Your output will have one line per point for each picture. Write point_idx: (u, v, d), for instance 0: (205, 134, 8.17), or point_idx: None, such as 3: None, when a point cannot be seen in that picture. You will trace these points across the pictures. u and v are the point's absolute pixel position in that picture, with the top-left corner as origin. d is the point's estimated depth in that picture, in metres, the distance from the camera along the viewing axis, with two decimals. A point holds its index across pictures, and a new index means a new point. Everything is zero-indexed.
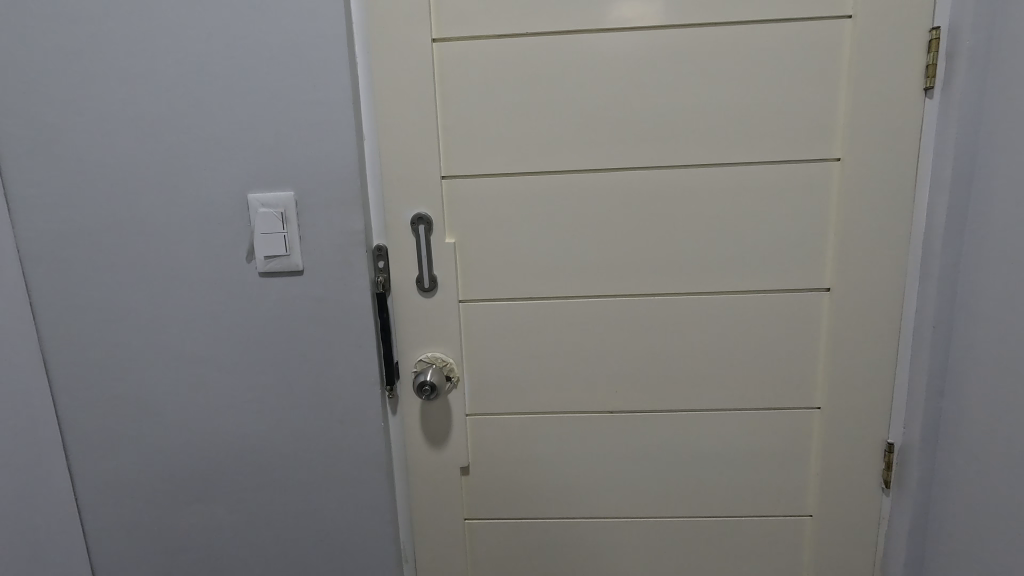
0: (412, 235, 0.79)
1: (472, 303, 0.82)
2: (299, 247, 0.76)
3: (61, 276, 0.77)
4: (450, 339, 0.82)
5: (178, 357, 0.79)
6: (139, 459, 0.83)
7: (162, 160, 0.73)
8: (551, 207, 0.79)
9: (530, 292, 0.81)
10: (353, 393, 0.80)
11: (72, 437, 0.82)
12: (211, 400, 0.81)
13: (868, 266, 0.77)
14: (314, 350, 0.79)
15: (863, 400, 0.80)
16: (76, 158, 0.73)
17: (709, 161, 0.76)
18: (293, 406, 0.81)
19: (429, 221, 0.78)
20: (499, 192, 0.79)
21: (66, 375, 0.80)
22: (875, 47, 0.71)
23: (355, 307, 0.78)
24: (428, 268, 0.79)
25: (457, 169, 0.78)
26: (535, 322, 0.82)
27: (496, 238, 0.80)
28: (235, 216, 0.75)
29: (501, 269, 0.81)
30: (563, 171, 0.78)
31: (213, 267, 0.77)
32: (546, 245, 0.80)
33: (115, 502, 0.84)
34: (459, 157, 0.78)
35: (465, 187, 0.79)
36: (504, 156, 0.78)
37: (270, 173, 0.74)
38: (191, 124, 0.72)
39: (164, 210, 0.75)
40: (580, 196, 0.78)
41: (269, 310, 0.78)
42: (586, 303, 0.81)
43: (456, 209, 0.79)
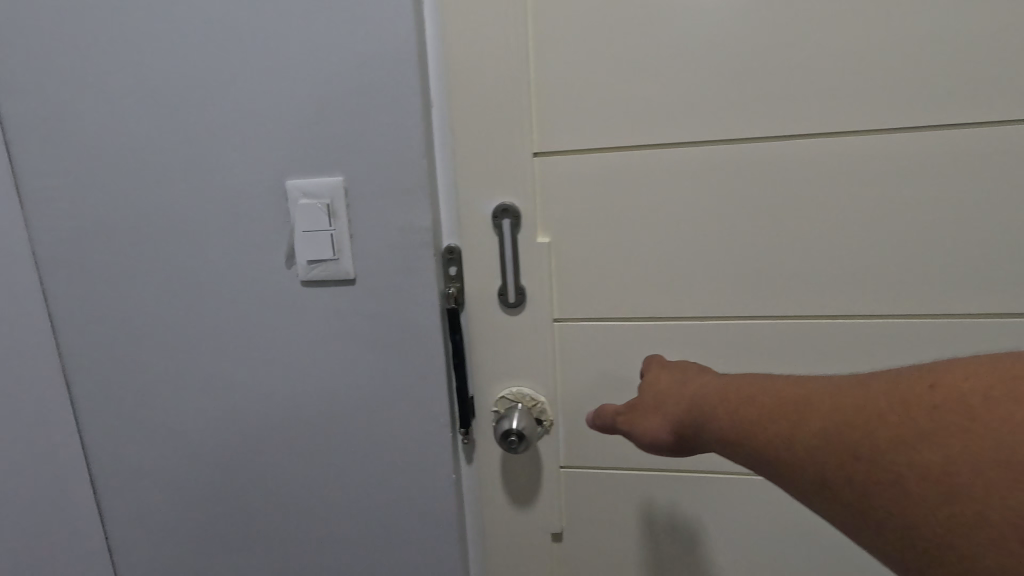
0: (494, 233, 0.59)
1: (571, 323, 0.62)
2: (350, 249, 0.59)
3: (78, 287, 0.65)
4: (541, 370, 0.62)
5: (210, 384, 0.65)
6: (172, 500, 0.70)
7: (186, 143, 0.59)
8: (685, 193, 0.57)
9: (651, 309, 0.60)
10: (417, 434, 0.63)
11: (98, 468, 0.71)
12: (248, 435, 0.67)
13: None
14: (368, 379, 0.62)
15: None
16: (88, 141, 0.60)
17: (925, 123, 0.52)
18: (344, 447, 0.65)
19: (517, 214, 0.59)
20: (613, 174, 0.58)
21: (89, 401, 0.69)
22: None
23: (420, 327, 0.60)
24: (514, 277, 0.60)
25: (553, 145, 0.58)
26: (656, 350, 0.61)
27: (606, 236, 0.59)
28: (273, 210, 0.59)
29: (612, 278, 0.60)
30: (703, 143, 0.55)
31: (249, 276, 0.61)
32: (677, 246, 0.58)
33: (149, 548, 0.73)
34: (557, 128, 0.57)
35: (566, 167, 0.58)
36: (620, 125, 0.56)
37: (314, 153, 0.57)
38: (218, 94, 0.57)
39: (190, 205, 0.60)
40: (728, 177, 0.56)
41: (314, 328, 0.62)
42: (729, 327, 0.59)
43: (552, 198, 0.59)
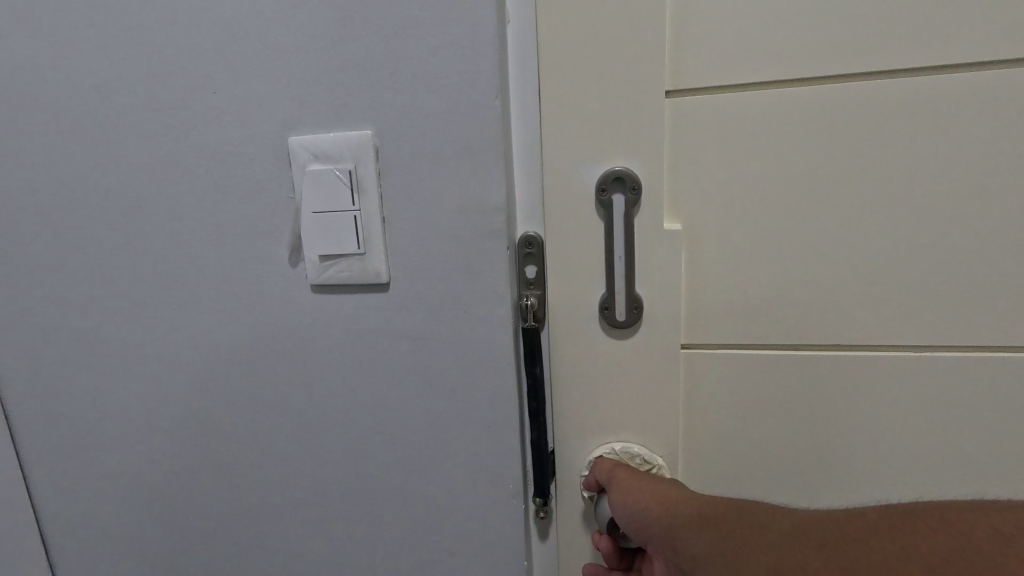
0: (600, 216, 0.41)
1: (706, 351, 0.43)
2: (382, 239, 0.41)
3: (28, 281, 0.48)
4: (660, 414, 0.44)
5: (194, 421, 0.48)
6: (149, 569, 0.54)
7: (161, 85, 0.42)
8: (895, 153, 0.38)
9: (827, 328, 0.41)
10: (474, 499, 0.45)
11: (55, 525, 0.55)
12: (244, 491, 0.49)
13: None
14: (407, 422, 0.44)
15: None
16: (30, 91, 0.44)
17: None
18: (372, 513, 0.47)
19: (635, 189, 0.40)
20: (784, 123, 0.38)
21: (43, 436, 0.52)
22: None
23: (482, 350, 0.42)
24: (624, 283, 0.41)
25: (700, 82, 0.39)
26: (826, 387, 0.42)
27: (760, 224, 0.40)
28: (276, 184, 0.42)
29: (769, 282, 0.41)
30: (940, 69, 0.36)
31: (246, 276, 0.44)
32: (874, 235, 0.39)
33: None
34: (704, 52, 0.38)
35: (712, 111, 0.39)
36: (808, 47, 0.37)
37: (334, 100, 0.39)
38: (199, 16, 0.40)
39: (165, 179, 0.43)
40: (970, 128, 0.37)
41: (332, 350, 0.44)
42: (945, 355, 0.41)
43: (688, 166, 0.40)
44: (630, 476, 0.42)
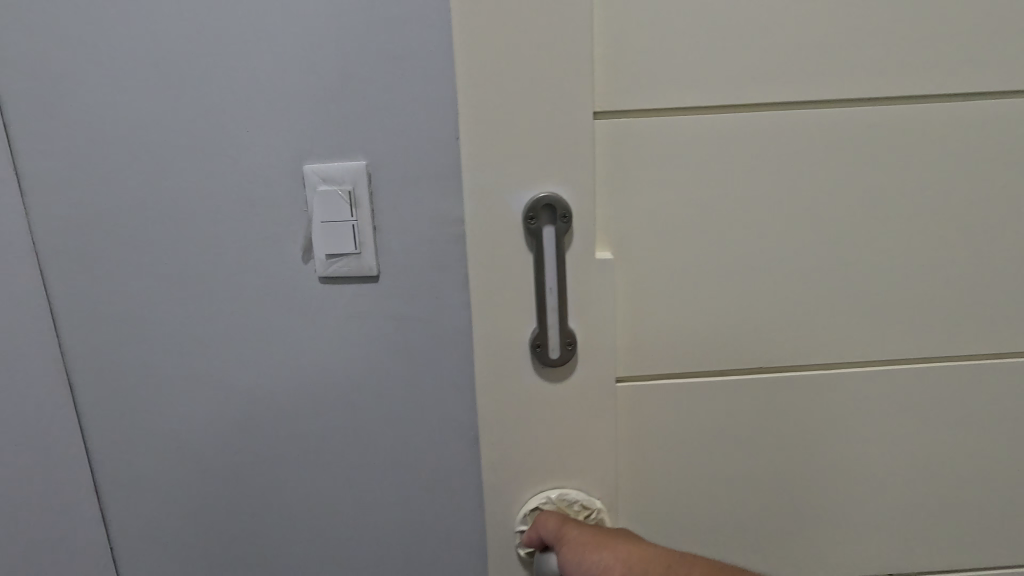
0: (530, 249, 0.52)
1: (626, 356, 0.55)
2: (374, 242, 0.53)
3: (56, 270, 0.55)
4: (593, 414, 0.54)
5: (211, 399, 0.57)
6: (153, 529, 0.60)
7: (195, 121, 0.52)
8: (750, 172, 0.52)
9: (705, 307, 0.54)
10: (448, 444, 0.58)
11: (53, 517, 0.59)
12: (256, 457, 0.59)
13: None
14: (394, 385, 0.57)
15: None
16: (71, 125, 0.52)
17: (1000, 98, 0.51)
18: (366, 462, 0.59)
19: (563, 214, 0.51)
20: (675, 150, 0.51)
21: (47, 413, 0.57)
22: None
23: (452, 325, 0.56)
24: (555, 322, 0.52)
25: (621, 108, 0.51)
26: (707, 355, 0.55)
27: (667, 247, 0.53)
28: (290, 200, 0.53)
29: (675, 302, 0.54)
30: (786, 107, 0.51)
31: (262, 274, 0.55)
32: (733, 235, 0.53)
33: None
34: (624, 91, 0.50)
35: (625, 137, 0.51)
36: (693, 91, 0.50)
37: (338, 137, 0.52)
38: (229, 69, 0.51)
39: (193, 197, 0.54)
40: (797, 153, 0.52)
41: (333, 330, 0.56)
42: (776, 327, 0.55)
43: (616, 227, 0.53)
44: (583, 533, 0.52)
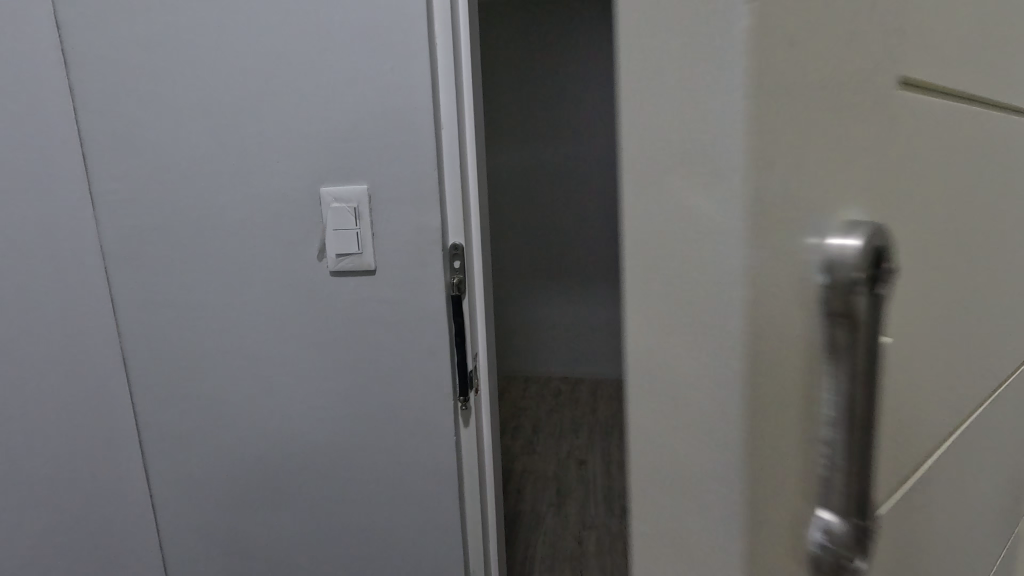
0: (827, 294, 0.19)
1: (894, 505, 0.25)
2: (372, 245, 0.70)
3: (152, 261, 0.76)
4: None
5: (249, 357, 0.77)
6: (206, 449, 0.82)
7: (239, 151, 0.71)
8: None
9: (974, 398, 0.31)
10: (423, 401, 0.75)
11: (149, 433, 0.83)
12: (282, 403, 0.78)
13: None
14: (384, 353, 0.74)
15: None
16: (155, 151, 0.73)
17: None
18: (362, 411, 0.77)
19: (887, 247, 0.20)
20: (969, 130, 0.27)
21: (152, 363, 0.80)
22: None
23: (429, 310, 0.71)
24: (863, 483, 0.20)
25: (931, 74, 0.23)
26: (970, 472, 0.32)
27: (942, 290, 0.26)
28: (310, 211, 0.71)
29: (964, 407, 0.30)
30: None
31: (287, 267, 0.73)
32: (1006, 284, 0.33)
33: (184, 487, 0.84)
34: (931, 28, 0.23)
35: (928, 108, 0.23)
36: (980, 57, 0.27)
37: (344, 165, 0.69)
38: (267, 115, 0.69)
39: (238, 206, 0.73)
40: None
41: (338, 310, 0.73)
42: None
43: (901, 194, 0.23)
44: None
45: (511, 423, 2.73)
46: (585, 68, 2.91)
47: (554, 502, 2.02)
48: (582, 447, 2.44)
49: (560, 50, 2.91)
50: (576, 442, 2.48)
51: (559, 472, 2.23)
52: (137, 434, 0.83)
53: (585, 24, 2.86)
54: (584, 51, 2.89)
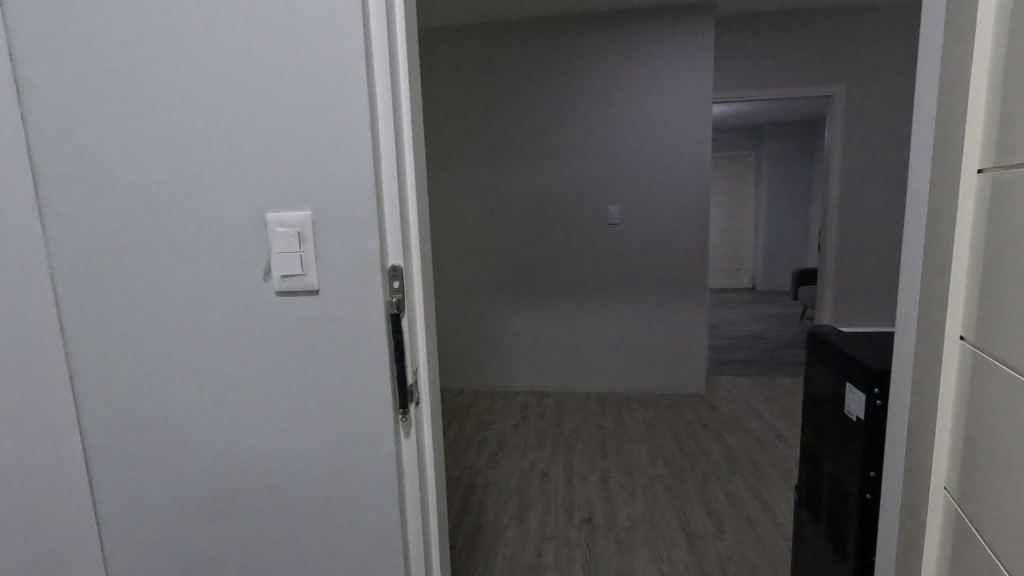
0: None
1: None
2: (315, 267, 0.75)
3: (99, 285, 0.79)
4: None
5: (196, 375, 0.80)
6: (153, 464, 0.84)
7: (188, 178, 0.75)
8: None
9: None
10: (364, 414, 0.78)
11: (95, 450, 0.85)
12: (228, 419, 0.81)
13: (906, 271, 0.78)
14: (327, 370, 0.78)
15: (905, 414, 0.79)
16: (107, 177, 0.76)
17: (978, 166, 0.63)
18: (306, 426, 0.80)
19: None
20: None
21: (99, 382, 0.82)
22: (934, 47, 0.71)
23: (370, 327, 0.76)
24: None
25: None
26: None
27: None
28: (256, 236, 0.75)
29: None
30: None
31: (234, 287, 0.77)
32: None
33: (130, 502, 0.86)
34: None
35: None
36: None
37: (289, 193, 0.73)
38: (216, 145, 0.74)
39: (187, 231, 0.76)
40: None
41: (283, 328, 0.77)
42: None
43: None
44: None
45: (479, 436, 2.75)
46: (551, 90, 3.00)
47: (517, 513, 2.05)
48: (547, 459, 2.48)
49: (528, 73, 3.00)
50: (541, 455, 2.52)
51: (523, 484, 2.27)
52: (81, 453, 0.85)
53: (550, 48, 2.96)
54: (550, 73, 2.98)
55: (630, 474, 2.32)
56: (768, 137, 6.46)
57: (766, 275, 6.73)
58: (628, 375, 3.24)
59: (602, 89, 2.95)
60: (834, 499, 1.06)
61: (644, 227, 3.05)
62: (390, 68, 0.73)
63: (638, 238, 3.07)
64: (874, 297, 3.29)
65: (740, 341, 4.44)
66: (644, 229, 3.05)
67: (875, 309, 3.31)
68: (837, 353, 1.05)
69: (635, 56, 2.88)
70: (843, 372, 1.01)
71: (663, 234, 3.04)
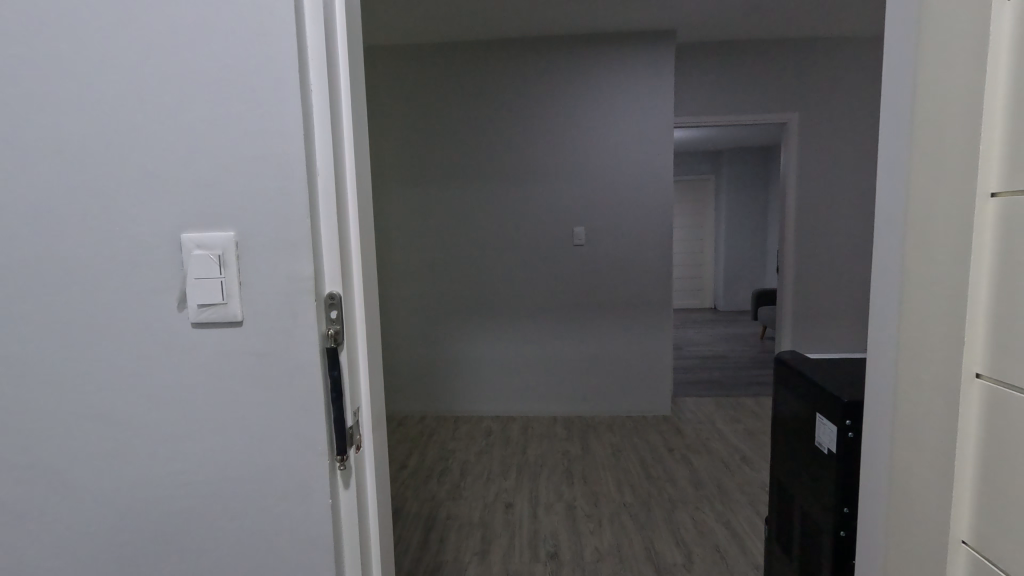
0: None
1: None
2: (239, 295, 0.66)
3: None
4: None
5: (96, 419, 0.69)
6: (41, 523, 0.72)
7: (88, 192, 0.65)
8: None
9: None
10: (297, 461, 0.69)
11: None
12: (135, 470, 0.70)
13: (878, 298, 0.76)
14: (253, 412, 0.68)
15: (882, 450, 0.76)
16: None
17: (990, 191, 0.59)
18: (227, 476, 0.70)
19: None
20: None
21: None
22: (903, 70, 0.70)
23: (303, 363, 0.67)
24: None
25: None
26: None
27: None
28: (168, 259, 0.66)
29: None
30: None
31: (142, 318, 0.67)
32: None
33: (11, 568, 0.73)
34: None
35: None
36: None
37: (210, 211, 0.64)
38: (124, 155, 0.64)
39: (87, 252, 0.66)
40: None
41: (201, 365, 0.67)
42: None
43: None
44: None
45: (440, 466, 2.62)
46: (517, 110, 2.98)
47: (480, 549, 1.94)
48: (512, 489, 2.38)
49: (494, 93, 2.98)
50: (506, 484, 2.42)
51: (487, 517, 2.16)
52: None
53: (516, 69, 2.95)
54: (516, 94, 2.97)
55: (597, 503, 2.24)
56: (727, 162, 6.66)
57: (727, 295, 6.87)
58: (595, 398, 3.18)
59: (567, 111, 2.95)
60: (806, 535, 1.01)
61: (610, 249, 3.04)
62: (328, 74, 0.65)
63: (603, 259, 3.05)
64: (831, 319, 3.37)
65: (703, 361, 4.47)
66: (609, 251, 3.04)
67: (832, 331, 3.38)
68: (805, 382, 1.01)
69: (599, 79, 2.90)
70: (813, 402, 0.98)
71: (628, 256, 3.04)
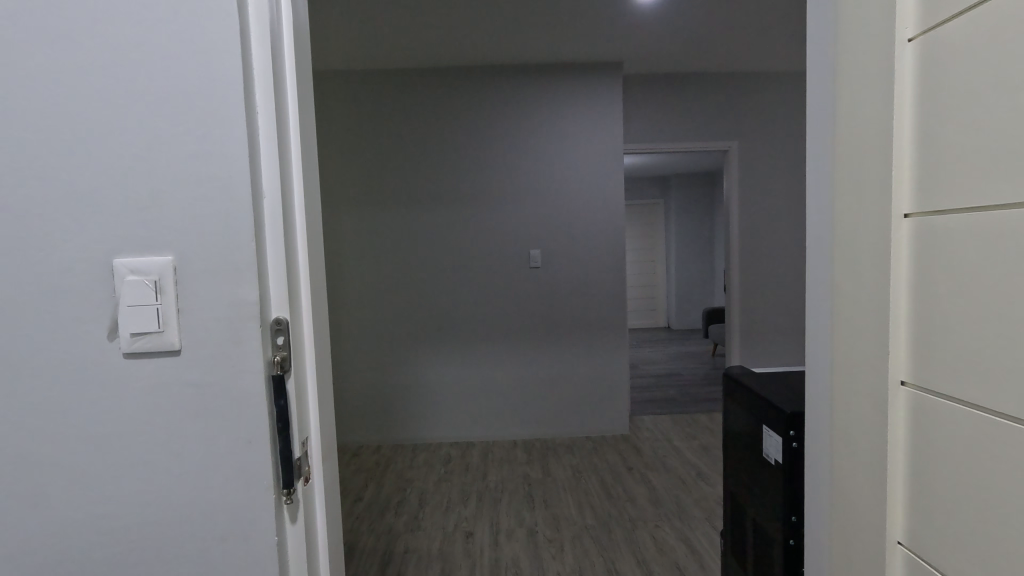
0: None
1: None
2: (176, 323, 0.63)
3: None
4: None
5: (11, 462, 0.63)
6: None
7: (9, 215, 0.61)
8: None
9: None
10: (239, 497, 0.65)
11: None
12: (54, 516, 0.64)
13: (814, 313, 0.80)
14: (191, 446, 0.64)
15: (823, 458, 0.79)
16: None
17: (904, 213, 0.64)
18: (162, 516, 0.65)
19: None
20: None
21: None
22: (824, 102, 0.76)
23: (247, 392, 0.64)
24: None
25: None
26: None
27: None
28: (98, 285, 0.62)
29: None
30: None
31: (67, 351, 0.62)
32: None
33: None
34: None
35: None
36: None
37: (146, 234, 0.61)
38: (51, 176, 0.60)
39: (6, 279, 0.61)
40: None
41: (133, 398, 0.63)
42: None
43: None
44: None
45: (398, 496, 2.54)
46: (472, 135, 3.02)
47: None
48: (472, 517, 2.32)
49: (448, 119, 3.02)
50: (466, 512, 2.37)
51: (446, 548, 2.09)
52: None
53: (471, 95, 3.00)
54: (470, 120, 3.02)
55: (558, 526, 2.22)
56: (675, 187, 6.96)
57: (680, 315, 7.09)
58: (554, 420, 3.18)
59: (521, 137, 3.02)
60: (758, 547, 1.04)
61: (566, 271, 3.09)
62: (275, 96, 0.65)
63: (560, 281, 3.09)
64: (776, 335, 3.53)
65: (660, 380, 4.56)
66: (565, 272, 3.09)
67: (778, 346, 3.54)
68: (752, 396, 1.05)
69: (551, 106, 2.99)
70: (759, 414, 1.02)
71: (583, 278, 3.10)
